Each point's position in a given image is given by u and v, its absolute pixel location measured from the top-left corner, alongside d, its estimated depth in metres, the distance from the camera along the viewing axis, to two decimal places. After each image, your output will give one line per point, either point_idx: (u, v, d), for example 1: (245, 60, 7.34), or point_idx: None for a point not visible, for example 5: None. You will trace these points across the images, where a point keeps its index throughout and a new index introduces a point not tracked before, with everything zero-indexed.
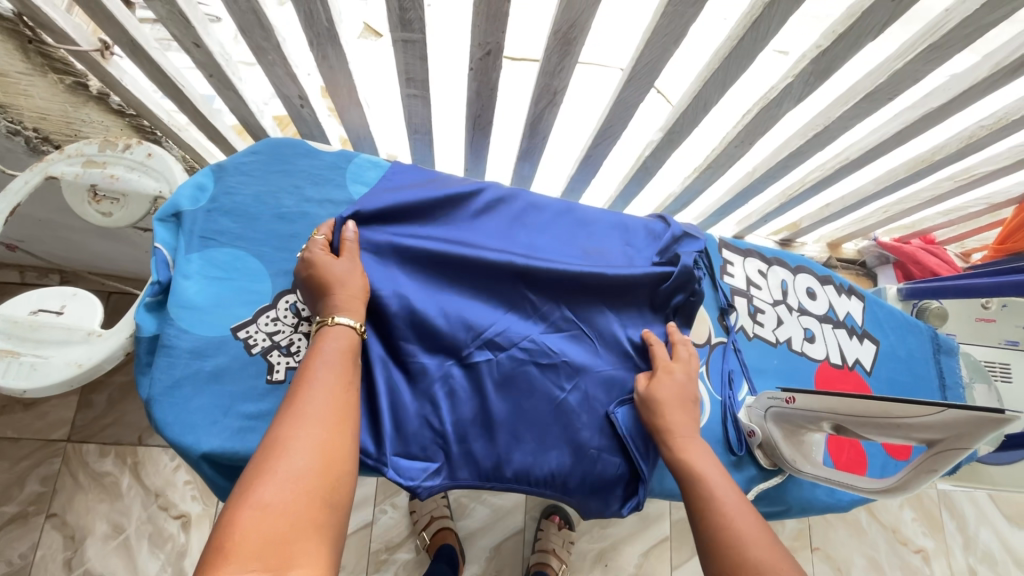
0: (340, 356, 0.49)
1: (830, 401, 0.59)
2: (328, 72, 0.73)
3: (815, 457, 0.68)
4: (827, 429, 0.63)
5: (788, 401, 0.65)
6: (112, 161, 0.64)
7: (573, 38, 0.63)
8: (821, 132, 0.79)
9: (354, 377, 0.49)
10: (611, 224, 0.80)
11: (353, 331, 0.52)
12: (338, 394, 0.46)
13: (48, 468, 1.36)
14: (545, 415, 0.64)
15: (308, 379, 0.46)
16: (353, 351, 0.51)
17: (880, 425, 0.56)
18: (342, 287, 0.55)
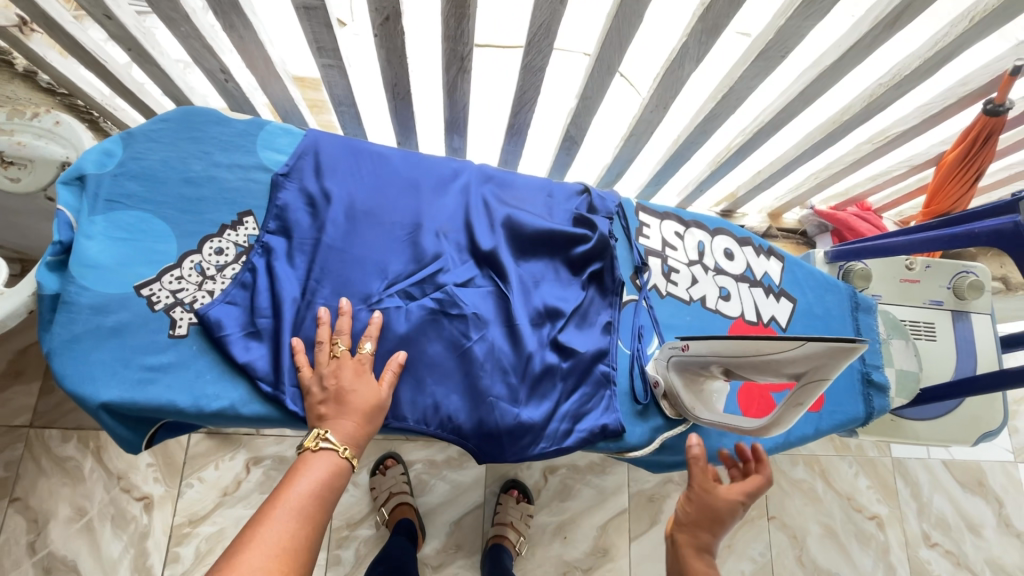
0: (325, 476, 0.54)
1: (716, 345, 0.60)
2: (239, 42, 0.75)
3: (715, 404, 0.71)
4: (717, 372, 0.65)
5: (683, 348, 0.67)
6: (19, 129, 0.65)
7: (464, 1, 0.65)
8: (728, 94, 0.81)
9: (333, 493, 0.54)
10: (532, 188, 0.81)
11: (336, 454, 0.56)
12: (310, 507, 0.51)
13: (10, 454, 1.36)
14: (448, 359, 0.69)
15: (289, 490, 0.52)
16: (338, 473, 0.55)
17: (756, 364, 0.58)
18: (370, 415, 0.60)
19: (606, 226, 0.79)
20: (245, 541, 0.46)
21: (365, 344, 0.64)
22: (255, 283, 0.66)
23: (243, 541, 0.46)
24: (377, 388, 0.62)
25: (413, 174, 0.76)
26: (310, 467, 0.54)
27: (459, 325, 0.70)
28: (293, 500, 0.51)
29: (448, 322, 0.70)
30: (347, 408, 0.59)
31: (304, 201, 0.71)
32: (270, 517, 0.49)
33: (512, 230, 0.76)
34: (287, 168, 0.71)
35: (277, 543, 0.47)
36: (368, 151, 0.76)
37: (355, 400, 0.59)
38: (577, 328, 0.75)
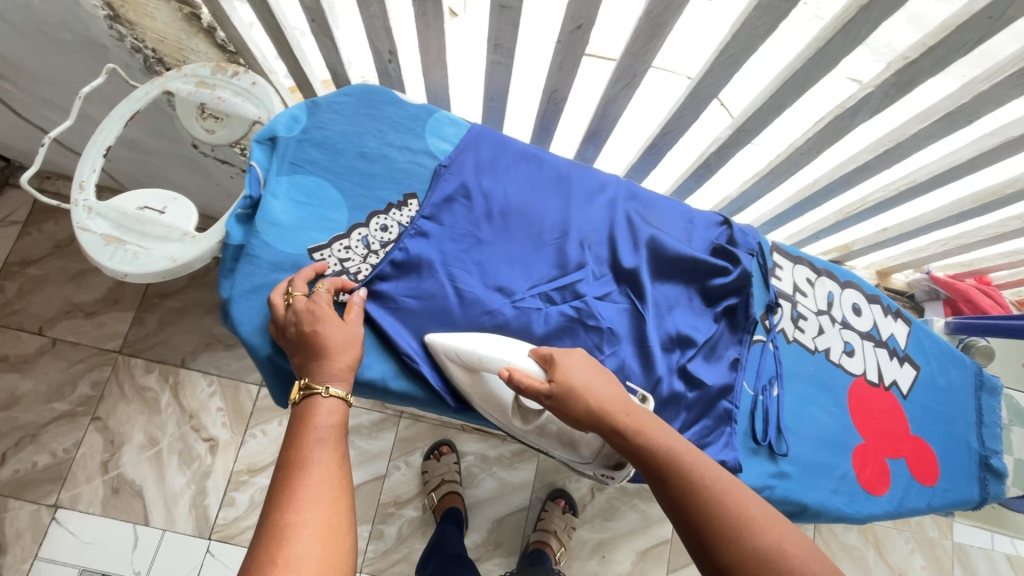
0: (334, 427, 0.54)
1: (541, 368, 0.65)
2: (423, 30, 0.75)
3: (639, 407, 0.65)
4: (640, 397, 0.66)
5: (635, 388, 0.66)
6: (221, 85, 0.69)
7: (664, 22, 0.65)
8: (892, 148, 0.79)
9: (345, 443, 0.54)
10: (674, 212, 0.81)
11: (342, 402, 0.55)
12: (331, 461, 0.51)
13: (98, 375, 1.50)
14: None
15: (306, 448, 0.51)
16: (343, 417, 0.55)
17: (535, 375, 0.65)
18: (346, 354, 0.58)
19: (747, 261, 0.78)
20: (286, 490, 0.47)
21: (328, 282, 0.62)
22: (410, 265, 0.68)
23: (284, 491, 0.48)
24: (349, 328, 0.60)
25: (564, 182, 0.77)
26: (315, 410, 0.54)
27: (592, 336, 0.72)
28: (315, 443, 0.52)
29: (583, 332, 0.72)
30: (319, 351, 0.57)
31: (462, 192, 0.73)
32: (302, 462, 0.50)
33: (653, 252, 0.77)
34: (451, 158, 0.73)
35: (320, 482, 0.49)
36: (524, 152, 0.77)
37: (324, 339, 0.57)
38: (703, 359, 0.75)
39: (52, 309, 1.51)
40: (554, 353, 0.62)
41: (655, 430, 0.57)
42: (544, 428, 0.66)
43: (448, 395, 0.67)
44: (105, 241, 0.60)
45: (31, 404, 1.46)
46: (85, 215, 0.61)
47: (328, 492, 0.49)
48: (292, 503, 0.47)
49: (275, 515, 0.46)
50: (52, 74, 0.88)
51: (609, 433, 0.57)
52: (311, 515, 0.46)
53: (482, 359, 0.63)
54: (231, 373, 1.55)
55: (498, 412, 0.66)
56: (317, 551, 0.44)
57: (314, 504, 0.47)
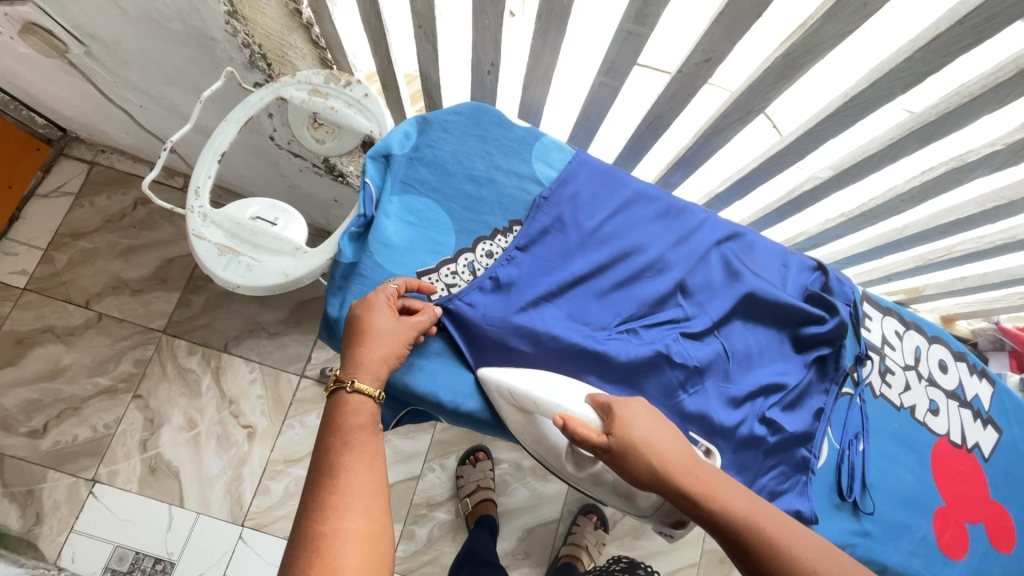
0: (362, 429, 0.52)
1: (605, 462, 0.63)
2: (537, 48, 0.73)
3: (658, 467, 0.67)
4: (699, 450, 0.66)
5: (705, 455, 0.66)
6: (334, 94, 0.68)
7: (800, 64, 0.63)
8: (1005, 205, 0.77)
9: (378, 444, 0.52)
10: (771, 256, 0.79)
11: (370, 399, 0.53)
12: (364, 466, 0.50)
13: (142, 352, 1.45)
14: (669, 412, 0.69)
15: (336, 458, 0.50)
16: (374, 417, 0.54)
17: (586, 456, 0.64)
18: (385, 348, 0.56)
19: (846, 312, 0.76)
20: (319, 501, 0.47)
21: (398, 279, 0.60)
22: (500, 293, 0.66)
23: (319, 498, 0.47)
24: (400, 325, 0.57)
25: (659, 218, 0.75)
26: (343, 404, 0.53)
27: (684, 378, 0.70)
28: (346, 446, 0.51)
29: (671, 372, 0.69)
30: (359, 339, 0.55)
31: (558, 223, 0.70)
32: (334, 468, 0.49)
33: (748, 296, 0.75)
34: (552, 188, 0.71)
35: (353, 488, 0.48)
36: (623, 183, 0.75)
37: (368, 326, 0.56)
38: (790, 408, 0.74)
39: (99, 283, 1.47)
40: (612, 402, 0.58)
41: (722, 489, 0.53)
42: (599, 477, 0.65)
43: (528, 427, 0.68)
44: (219, 251, 0.60)
45: (74, 377, 1.41)
46: (200, 222, 0.60)
47: (363, 499, 0.48)
48: (328, 511, 0.46)
49: (313, 525, 0.46)
50: (148, 59, 0.87)
51: (677, 498, 0.53)
52: (348, 524, 0.46)
53: (538, 402, 0.60)
54: (273, 361, 1.50)
55: (552, 455, 0.66)
56: (357, 561, 0.44)
57: (349, 512, 0.46)
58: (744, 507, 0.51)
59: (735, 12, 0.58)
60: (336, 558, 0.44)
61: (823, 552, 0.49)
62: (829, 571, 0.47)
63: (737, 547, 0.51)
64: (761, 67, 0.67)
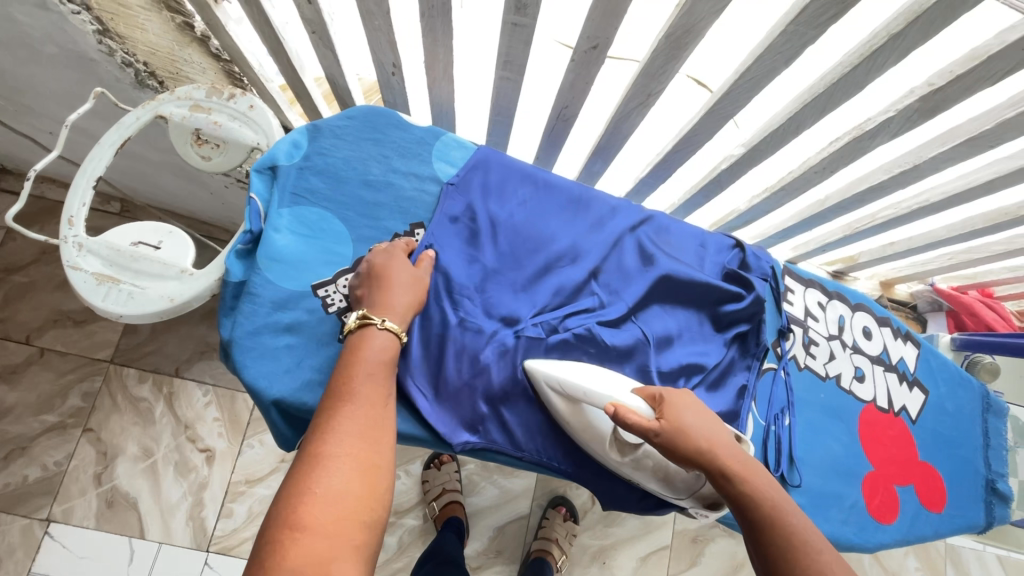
0: (380, 367, 0.50)
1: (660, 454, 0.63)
2: (430, 46, 0.72)
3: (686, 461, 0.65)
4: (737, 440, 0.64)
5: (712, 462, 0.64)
6: (217, 108, 0.66)
7: (684, 44, 0.63)
8: (910, 170, 0.77)
9: (391, 388, 0.50)
10: (686, 238, 0.79)
11: (396, 338, 0.52)
12: (375, 404, 0.47)
13: (89, 385, 1.38)
14: None
15: (349, 388, 0.47)
16: (392, 361, 0.52)
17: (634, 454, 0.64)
18: (414, 292, 0.58)
19: (762, 287, 0.77)
20: (328, 418, 0.45)
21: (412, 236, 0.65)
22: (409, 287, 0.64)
23: (328, 418, 0.45)
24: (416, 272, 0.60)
25: (573, 204, 0.75)
26: (369, 340, 0.52)
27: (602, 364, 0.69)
28: (365, 376, 0.49)
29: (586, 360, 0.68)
30: (390, 282, 0.57)
31: (468, 213, 0.70)
32: (350, 393, 0.47)
33: (664, 278, 0.74)
34: (459, 178, 0.70)
35: (362, 418, 0.45)
36: (530, 175, 0.74)
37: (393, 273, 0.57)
38: (712, 387, 0.74)
39: (38, 317, 1.40)
40: (666, 394, 0.58)
41: (762, 482, 0.52)
42: (641, 463, 0.63)
43: (451, 436, 0.63)
44: (98, 281, 0.58)
45: (20, 416, 1.35)
46: (75, 252, 0.58)
47: (368, 429, 0.45)
48: (333, 431, 0.44)
49: (317, 439, 0.43)
50: (38, 85, 0.83)
51: (715, 478, 0.53)
52: (350, 448, 0.43)
53: (586, 392, 0.60)
54: (227, 382, 1.46)
55: (597, 444, 0.64)
56: (353, 486, 0.41)
57: (354, 439, 0.44)
58: (779, 496, 0.51)
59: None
60: (330, 478, 0.41)
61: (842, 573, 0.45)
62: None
63: (755, 532, 0.50)
64: (649, 50, 0.66)
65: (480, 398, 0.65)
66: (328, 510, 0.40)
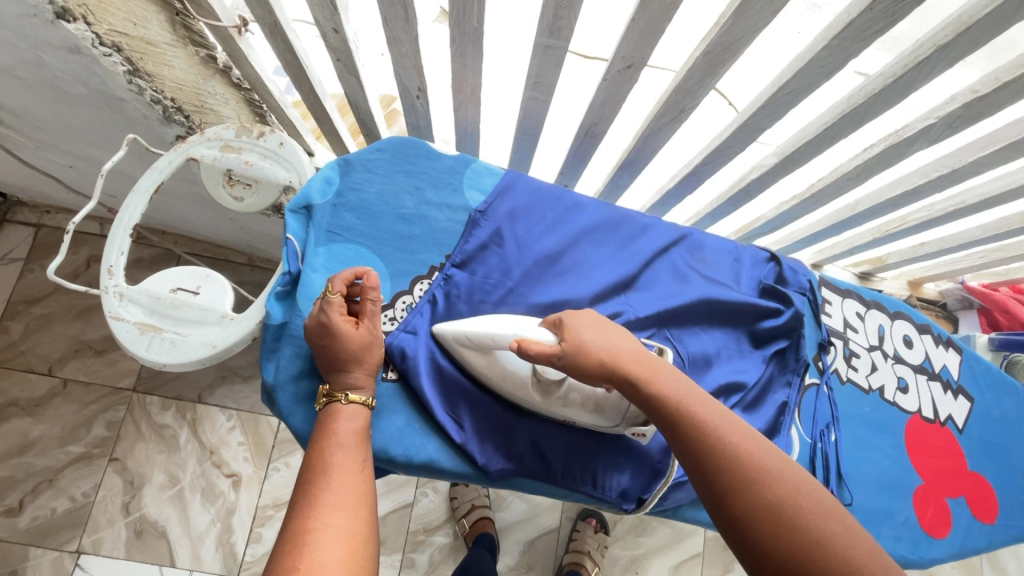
0: (354, 438, 0.51)
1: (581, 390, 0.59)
2: (457, 71, 0.71)
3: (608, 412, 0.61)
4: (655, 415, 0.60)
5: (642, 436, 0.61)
6: (247, 147, 0.65)
7: (723, 60, 0.61)
8: (948, 174, 0.76)
9: (367, 456, 0.51)
10: (722, 255, 0.78)
11: (364, 407, 0.54)
12: (353, 471, 0.48)
13: (113, 415, 1.36)
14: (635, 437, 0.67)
15: (323, 461, 0.48)
16: (365, 431, 0.53)
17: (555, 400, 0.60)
18: (367, 359, 0.55)
19: (802, 300, 0.75)
20: (307, 494, 0.45)
21: (340, 280, 0.56)
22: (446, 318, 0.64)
23: (306, 496, 0.45)
24: (361, 334, 0.55)
25: (602, 224, 0.74)
26: (338, 416, 0.53)
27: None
28: (337, 447, 0.49)
29: None
30: (342, 361, 0.54)
31: (497, 240, 0.68)
32: (325, 466, 0.47)
33: (703, 297, 0.73)
34: (489, 202, 0.69)
35: (341, 487, 0.46)
36: (559, 197, 0.73)
37: (338, 351, 0.54)
38: (749, 409, 0.71)
39: (59, 348, 1.38)
40: (565, 316, 0.57)
41: (664, 378, 0.52)
42: (568, 399, 0.59)
43: (488, 462, 0.62)
44: (140, 330, 0.57)
45: (46, 448, 1.32)
46: (116, 303, 0.57)
47: (350, 496, 0.45)
48: (314, 506, 0.44)
49: (297, 519, 0.43)
50: (61, 122, 0.82)
51: (623, 385, 0.52)
52: (332, 519, 0.43)
53: (493, 338, 0.57)
54: (250, 405, 1.43)
55: (517, 388, 0.60)
56: (341, 556, 0.41)
57: (336, 508, 0.44)
58: (682, 394, 0.50)
59: (646, 17, 0.56)
60: (317, 550, 0.40)
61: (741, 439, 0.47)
62: (754, 457, 0.45)
63: (668, 430, 0.49)
64: (685, 67, 0.65)
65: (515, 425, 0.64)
66: None
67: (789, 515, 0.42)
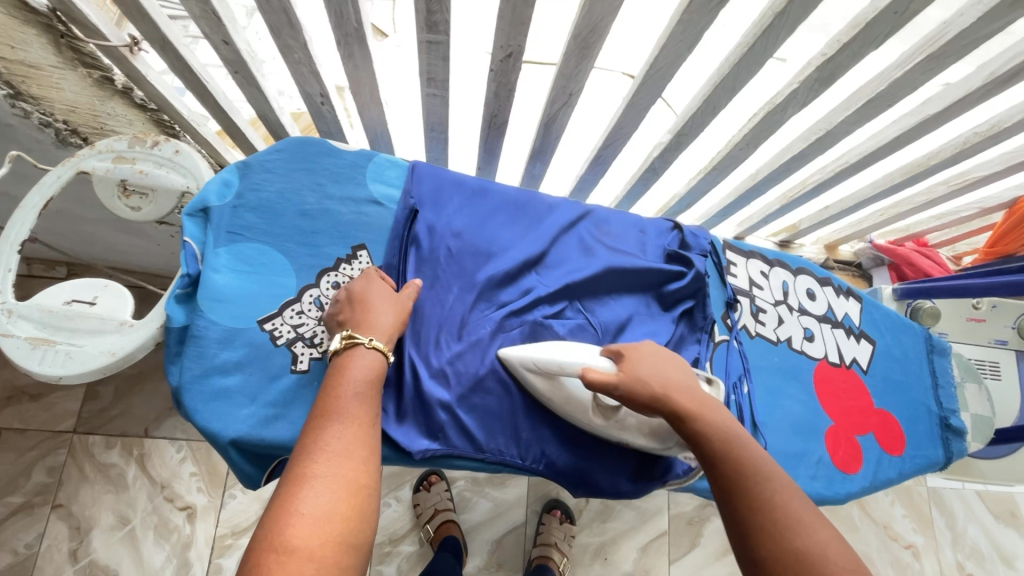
0: (368, 381, 0.48)
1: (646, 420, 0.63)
2: (352, 72, 0.75)
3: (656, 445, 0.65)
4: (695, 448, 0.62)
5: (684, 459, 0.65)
6: (141, 157, 0.65)
7: (592, 43, 0.65)
8: (823, 136, 0.81)
9: (379, 401, 0.48)
10: (625, 226, 0.82)
11: (382, 356, 0.51)
12: (363, 419, 0.45)
13: (53, 458, 1.23)
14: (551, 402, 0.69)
15: (333, 405, 0.45)
16: (380, 375, 0.50)
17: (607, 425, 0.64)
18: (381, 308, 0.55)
19: (702, 262, 0.80)
20: (313, 438, 0.42)
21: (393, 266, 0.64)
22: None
23: (311, 437, 0.42)
24: (399, 299, 0.59)
25: (523, 214, 0.77)
26: (352, 360, 0.50)
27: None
28: (349, 391, 0.46)
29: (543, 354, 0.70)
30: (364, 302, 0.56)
31: (402, 228, 0.70)
32: (335, 410, 0.44)
33: (610, 267, 0.76)
34: (418, 194, 0.73)
35: (348, 433, 0.43)
36: (466, 184, 0.76)
37: (372, 299, 0.56)
38: None
39: None
40: (624, 347, 0.60)
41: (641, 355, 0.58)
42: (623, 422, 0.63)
43: (410, 444, 0.62)
44: (32, 344, 0.56)
45: None
46: (5, 320, 0.56)
47: (357, 442, 0.43)
48: (320, 451, 0.41)
49: (300, 463, 0.40)
50: None
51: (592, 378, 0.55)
52: (335, 470, 0.40)
53: (561, 365, 0.61)
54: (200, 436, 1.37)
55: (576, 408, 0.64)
56: (339, 506, 0.39)
57: (340, 455, 0.41)
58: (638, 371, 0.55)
59: (510, 5, 0.60)
60: (314, 498, 0.38)
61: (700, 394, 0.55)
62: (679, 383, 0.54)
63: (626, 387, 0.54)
64: (562, 53, 0.69)
65: (437, 405, 0.64)
66: (312, 530, 0.36)
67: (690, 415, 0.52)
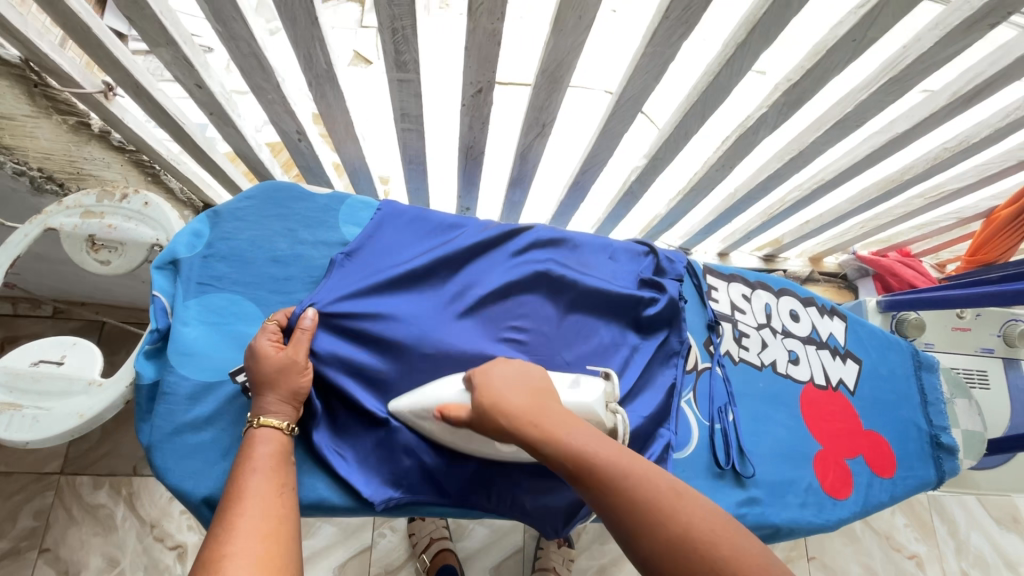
0: (271, 458, 0.49)
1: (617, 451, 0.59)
2: (326, 108, 0.76)
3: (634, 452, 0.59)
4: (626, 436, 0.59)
5: None
6: (110, 211, 0.65)
7: (559, 77, 0.66)
8: (797, 156, 0.81)
9: (288, 474, 0.49)
10: (598, 254, 0.80)
11: (280, 432, 0.52)
12: (272, 491, 0.46)
13: (41, 502, 1.16)
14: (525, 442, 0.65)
15: (240, 485, 0.46)
16: (284, 453, 0.51)
17: None
18: (284, 384, 0.54)
19: (675, 288, 0.78)
20: (221, 518, 0.42)
21: (273, 320, 0.58)
22: (353, 346, 0.63)
23: (219, 518, 0.42)
24: (286, 356, 0.55)
25: (485, 238, 0.73)
26: (255, 444, 0.51)
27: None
28: (253, 470, 0.47)
29: None
30: (259, 386, 0.54)
31: (366, 268, 0.67)
32: (241, 489, 0.45)
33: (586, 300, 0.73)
34: (356, 243, 0.69)
35: (259, 506, 0.44)
36: (438, 223, 0.75)
37: (256, 372, 0.54)
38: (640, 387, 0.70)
39: None
40: (474, 370, 0.57)
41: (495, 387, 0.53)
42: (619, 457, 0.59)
43: (373, 494, 0.59)
44: None
45: None
46: None
47: (268, 513, 0.43)
48: (230, 527, 0.41)
49: (207, 545, 0.40)
50: None
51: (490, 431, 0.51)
52: (249, 536, 0.40)
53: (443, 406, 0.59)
54: None
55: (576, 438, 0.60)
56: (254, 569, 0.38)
57: (252, 525, 0.42)
58: (516, 407, 0.50)
59: (476, 44, 0.60)
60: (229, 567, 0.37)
61: (579, 426, 0.47)
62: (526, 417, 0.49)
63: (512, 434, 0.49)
64: (531, 87, 0.69)
65: (401, 450, 0.61)
66: None
67: (580, 456, 0.44)
